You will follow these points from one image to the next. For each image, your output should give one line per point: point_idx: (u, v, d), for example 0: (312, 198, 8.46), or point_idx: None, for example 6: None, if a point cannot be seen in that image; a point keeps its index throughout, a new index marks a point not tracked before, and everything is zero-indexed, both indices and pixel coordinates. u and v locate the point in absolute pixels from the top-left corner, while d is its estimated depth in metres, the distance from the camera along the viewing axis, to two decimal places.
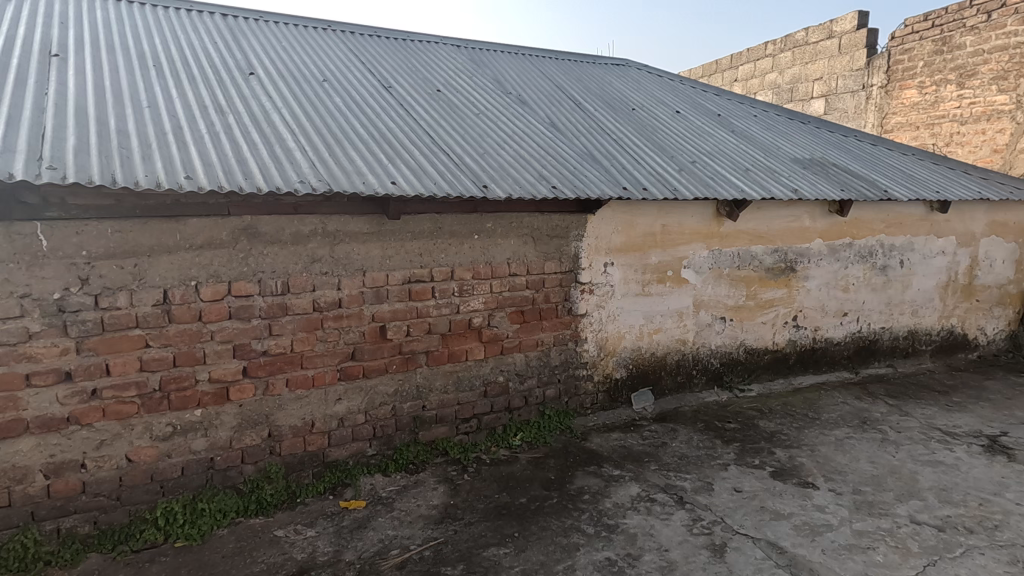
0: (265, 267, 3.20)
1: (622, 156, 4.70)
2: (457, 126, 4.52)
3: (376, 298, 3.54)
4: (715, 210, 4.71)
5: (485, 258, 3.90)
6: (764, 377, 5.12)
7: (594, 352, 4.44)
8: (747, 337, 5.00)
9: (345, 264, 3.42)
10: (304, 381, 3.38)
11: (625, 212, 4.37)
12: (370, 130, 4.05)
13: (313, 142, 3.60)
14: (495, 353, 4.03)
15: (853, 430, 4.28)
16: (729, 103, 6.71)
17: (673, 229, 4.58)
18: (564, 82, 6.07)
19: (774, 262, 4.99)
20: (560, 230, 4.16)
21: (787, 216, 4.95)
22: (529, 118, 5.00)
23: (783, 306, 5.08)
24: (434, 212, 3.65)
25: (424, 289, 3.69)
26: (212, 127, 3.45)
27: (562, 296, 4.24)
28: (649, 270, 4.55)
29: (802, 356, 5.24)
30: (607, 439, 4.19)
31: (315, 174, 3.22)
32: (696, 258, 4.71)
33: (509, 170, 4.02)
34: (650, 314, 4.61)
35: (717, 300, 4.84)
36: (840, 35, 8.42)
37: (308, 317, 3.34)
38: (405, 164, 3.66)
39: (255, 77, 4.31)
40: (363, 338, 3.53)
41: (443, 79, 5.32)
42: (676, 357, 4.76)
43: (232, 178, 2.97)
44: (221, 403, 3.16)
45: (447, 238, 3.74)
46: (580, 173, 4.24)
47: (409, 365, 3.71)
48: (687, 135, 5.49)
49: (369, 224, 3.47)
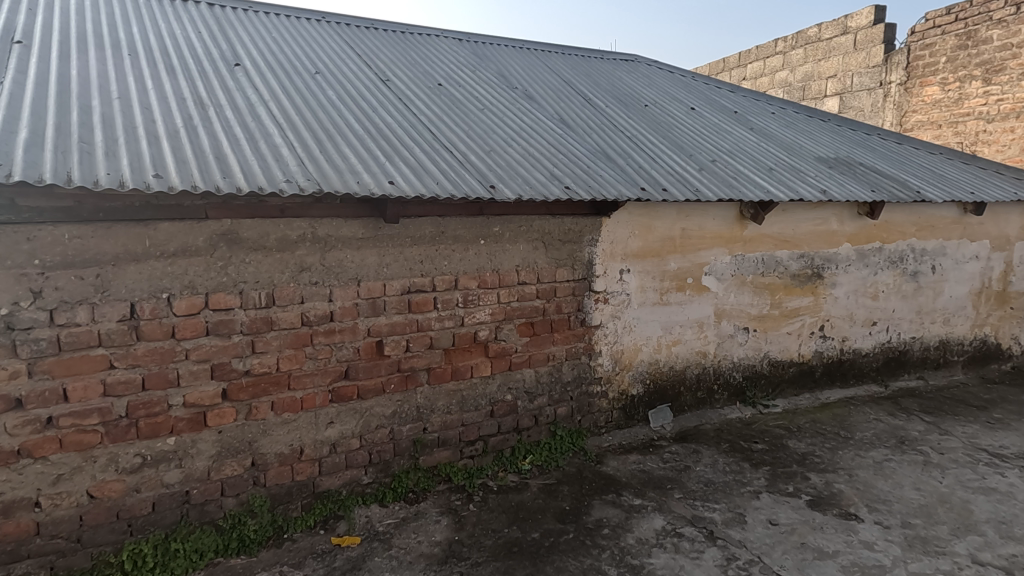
0: (247, 276, 2.85)
1: (638, 154, 4.36)
2: (460, 122, 4.19)
3: (372, 310, 3.19)
4: (738, 212, 4.38)
5: (492, 266, 3.55)
6: (788, 392, 4.78)
7: (609, 367, 4.09)
8: (772, 349, 4.66)
9: (338, 273, 3.08)
10: (292, 403, 3.03)
11: (643, 215, 4.04)
12: (366, 125, 3.71)
13: (303, 137, 3.27)
14: (503, 369, 3.68)
15: (891, 451, 3.95)
16: (745, 100, 6.38)
17: (693, 232, 4.25)
18: (572, 77, 5.73)
19: (800, 268, 4.65)
20: (572, 234, 3.82)
21: (814, 218, 4.62)
22: (537, 114, 4.66)
23: (809, 315, 4.74)
24: (436, 214, 3.30)
25: (425, 300, 3.34)
26: (189, 120, 3.10)
27: (574, 306, 3.90)
28: (668, 278, 4.21)
29: (829, 369, 4.90)
30: (624, 462, 3.84)
31: (303, 172, 2.88)
32: (718, 263, 4.37)
33: (517, 169, 3.68)
34: (668, 325, 4.27)
35: (740, 309, 4.50)
36: (855, 31, 8.10)
37: (297, 332, 3.00)
38: (404, 162, 3.33)
39: (241, 68, 3.97)
40: (358, 355, 3.18)
41: (444, 73, 4.98)
42: (696, 371, 4.42)
43: (209, 177, 2.63)
44: (197, 430, 2.82)
45: (451, 243, 3.39)
46: (593, 172, 3.90)
47: (409, 384, 3.36)
48: (705, 132, 5.16)
49: (364, 228, 3.12)
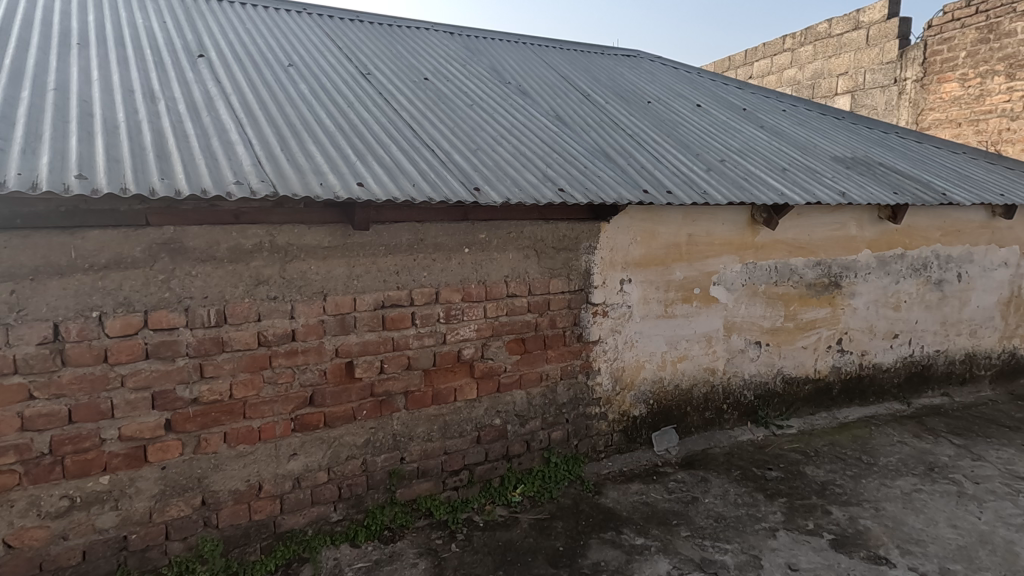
0: (193, 291, 2.51)
1: (640, 154, 4.01)
2: (446, 118, 3.83)
3: (341, 328, 2.84)
4: (750, 217, 4.02)
5: (478, 277, 3.20)
6: (804, 411, 4.41)
7: (609, 386, 3.74)
8: (786, 364, 4.30)
9: (301, 286, 2.73)
10: (248, 434, 2.68)
11: (646, 219, 3.69)
12: (339, 121, 3.36)
13: (265, 134, 2.92)
14: (491, 391, 3.33)
15: (920, 479, 3.57)
16: (754, 97, 6.02)
17: (700, 239, 3.90)
18: (570, 73, 5.38)
19: (817, 277, 4.29)
20: (568, 241, 3.47)
21: (831, 223, 4.26)
22: (531, 111, 4.31)
23: (826, 328, 4.37)
24: (414, 220, 2.96)
25: (401, 315, 2.99)
26: (133, 113, 2.75)
27: (570, 320, 3.54)
28: (673, 288, 3.86)
29: (847, 386, 4.53)
30: (625, 492, 3.48)
31: (259, 173, 2.54)
32: (727, 272, 4.02)
33: (506, 169, 3.33)
34: (674, 339, 3.91)
35: (752, 322, 4.14)
36: (868, 25, 7.74)
37: (253, 354, 2.65)
38: (378, 162, 2.98)
39: (205, 59, 3.61)
40: (324, 378, 2.83)
41: (432, 67, 4.63)
42: (704, 390, 4.06)
43: (143, 178, 2.28)
44: (135, 467, 2.46)
45: (431, 252, 3.04)
46: (591, 172, 3.55)
47: (383, 410, 3.01)
48: (712, 130, 4.80)
49: (331, 236, 2.77)
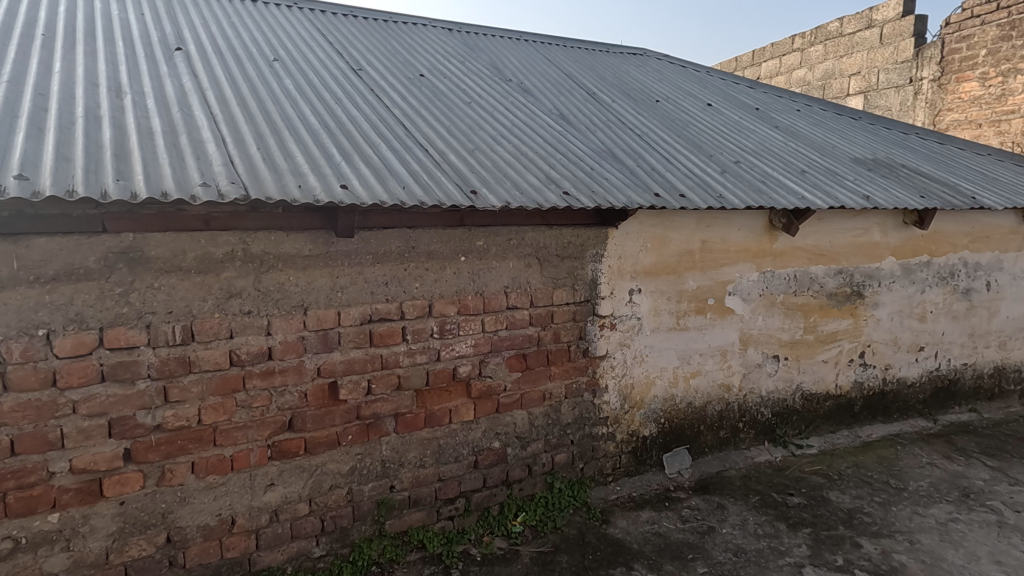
0: (156, 305, 2.24)
1: (650, 155, 3.75)
2: (442, 116, 3.58)
3: (323, 345, 2.58)
4: (767, 222, 3.76)
5: (475, 287, 2.94)
6: (824, 429, 4.13)
7: (617, 405, 3.47)
8: (805, 380, 4.03)
9: (278, 299, 2.47)
10: (219, 464, 2.42)
11: (657, 225, 3.43)
12: (325, 118, 3.10)
13: (241, 132, 2.66)
14: (489, 412, 3.06)
15: (955, 507, 3.29)
16: (767, 97, 5.75)
17: (715, 245, 3.63)
18: (574, 71, 5.12)
19: (838, 287, 4.02)
20: (573, 248, 3.21)
21: (853, 229, 3.99)
22: (532, 109, 4.05)
23: (848, 341, 4.10)
24: (405, 226, 2.70)
25: (391, 330, 2.73)
26: (95, 107, 2.50)
27: (575, 333, 3.28)
28: (686, 299, 3.60)
29: (870, 402, 4.25)
30: (634, 521, 3.21)
31: (230, 173, 2.28)
32: (743, 281, 3.75)
33: (505, 170, 3.07)
34: (686, 354, 3.65)
35: (770, 334, 3.87)
36: (881, 24, 7.48)
37: (224, 374, 2.38)
38: (365, 162, 2.72)
39: (182, 52, 3.36)
40: (304, 401, 2.57)
41: (428, 63, 4.37)
42: (718, 408, 3.79)
43: (96, 179, 2.02)
44: (89, 503, 2.20)
45: (424, 261, 2.78)
46: (598, 174, 3.29)
47: (371, 434, 2.74)
48: (725, 131, 4.53)
49: (312, 243, 2.51)
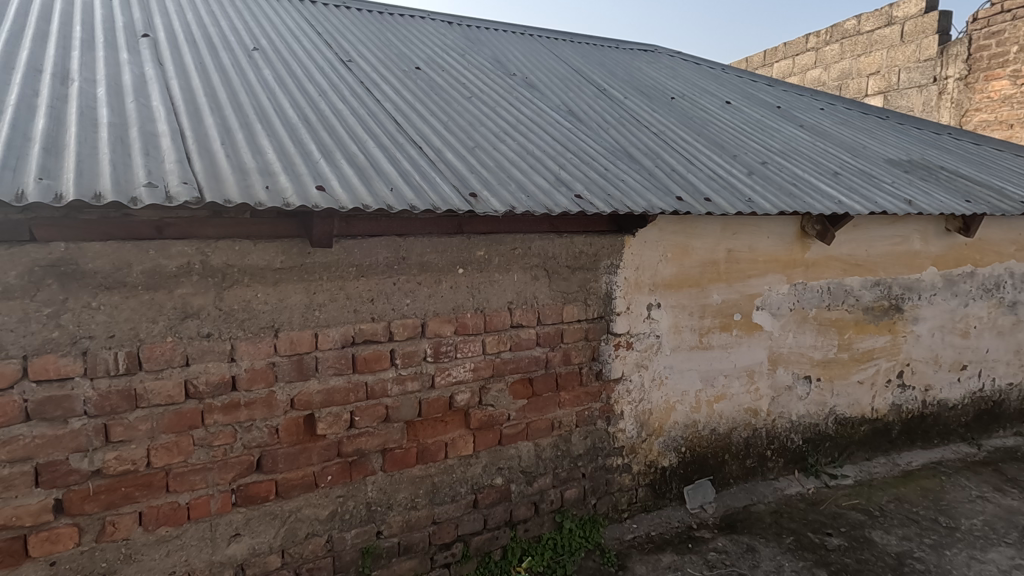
0: (94, 328, 1.88)
1: (669, 155, 3.39)
2: (439, 111, 3.23)
3: (298, 372, 2.22)
4: (799, 229, 3.40)
5: (475, 303, 2.58)
6: (859, 457, 3.75)
7: (633, 433, 3.11)
8: (839, 403, 3.66)
9: (243, 320, 2.11)
10: (172, 513, 2.05)
11: (678, 232, 3.07)
12: (306, 112, 2.75)
13: (205, 124, 2.31)
14: (491, 444, 2.69)
15: (1017, 552, 2.93)
16: (788, 95, 5.39)
17: (742, 255, 3.27)
18: (583, 66, 4.77)
19: (875, 300, 3.66)
20: (585, 259, 2.85)
21: (892, 236, 3.63)
22: (538, 104, 3.70)
23: (886, 359, 3.73)
24: (395, 233, 2.34)
25: (377, 354, 2.37)
26: (32, 96, 2.15)
27: (587, 354, 2.92)
28: (709, 314, 3.23)
29: (908, 426, 3.87)
30: (655, 567, 2.84)
31: (184, 171, 1.92)
32: (773, 294, 3.39)
33: (509, 170, 2.72)
34: (709, 376, 3.28)
35: (801, 353, 3.51)
36: (902, 21, 7.15)
37: (178, 409, 2.02)
38: (348, 160, 2.37)
39: (149, 38, 3.00)
40: (276, 438, 2.21)
41: (426, 56, 4.02)
42: (745, 434, 3.43)
43: (13, 178, 1.67)
44: (12, 565, 1.84)
45: (416, 274, 2.42)
46: (613, 175, 2.94)
47: (354, 474, 2.38)
48: (748, 129, 4.17)
49: (285, 254, 2.16)
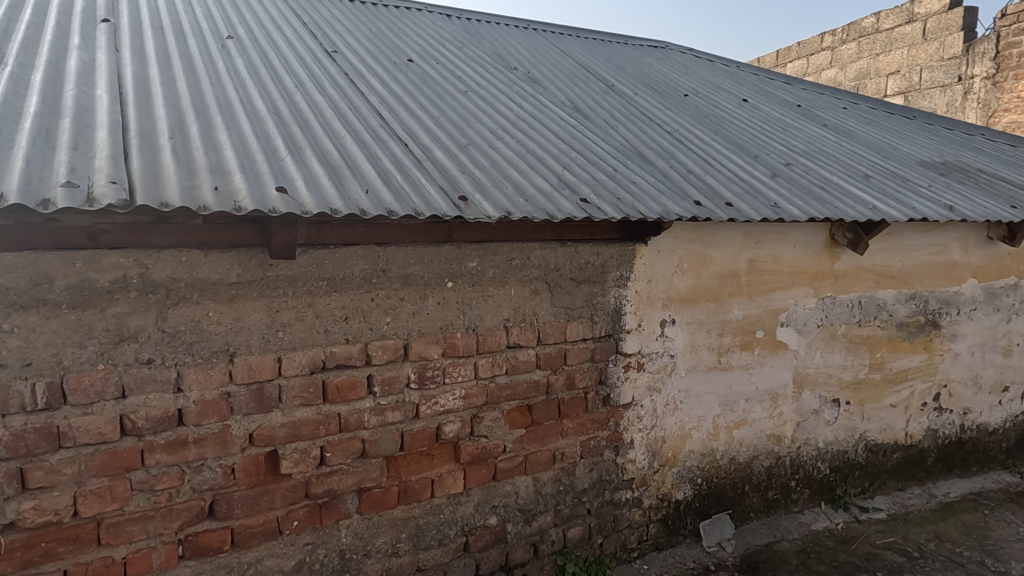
0: (6, 355, 1.58)
1: (684, 155, 3.07)
2: (430, 105, 2.92)
3: (258, 404, 1.92)
4: (828, 238, 3.08)
5: (466, 321, 2.27)
6: (892, 487, 3.42)
7: (644, 463, 2.79)
8: (870, 428, 3.33)
9: (192, 344, 1.81)
10: (105, 570, 1.75)
11: (696, 241, 2.75)
12: (278, 104, 2.45)
13: (155, 115, 2.01)
14: (484, 480, 2.38)
15: None
16: (807, 94, 5.06)
17: (765, 266, 2.95)
18: (589, 62, 4.46)
19: (910, 315, 3.33)
20: (592, 270, 2.54)
21: (929, 245, 3.30)
22: (541, 100, 3.39)
23: (921, 381, 3.40)
24: (372, 242, 2.03)
25: (352, 381, 2.06)
26: None
27: (594, 377, 2.60)
28: (729, 331, 2.92)
29: (944, 453, 3.55)
30: None
31: (116, 168, 1.62)
32: (799, 309, 3.07)
33: (506, 170, 2.41)
34: (729, 400, 2.96)
35: (829, 374, 3.18)
36: (924, 18, 6.85)
37: (112, 449, 1.72)
38: (320, 159, 2.07)
39: (110, 22, 2.70)
40: (231, 479, 1.90)
41: (419, 49, 3.71)
42: (767, 464, 3.10)
43: None
44: None
45: (399, 288, 2.12)
46: (623, 176, 2.62)
47: (324, 518, 2.07)
48: (768, 129, 3.85)
49: (241, 267, 1.85)
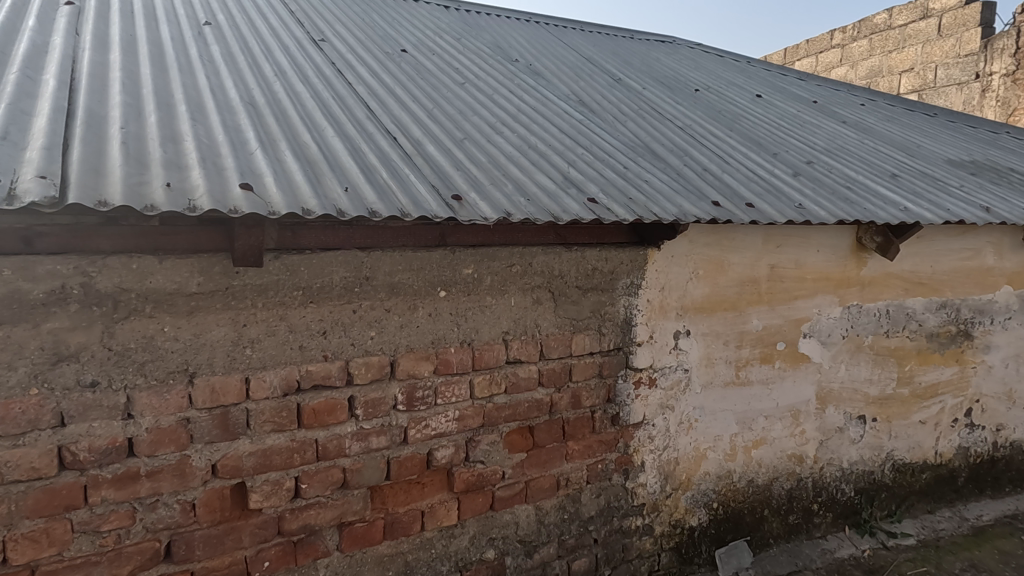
0: None
1: (699, 152, 2.84)
2: (424, 97, 2.69)
3: (222, 431, 1.68)
4: (855, 242, 2.85)
5: (461, 334, 2.04)
6: (920, 509, 3.18)
7: (656, 488, 2.55)
8: (898, 446, 3.09)
9: (144, 363, 1.58)
10: None
11: (712, 244, 2.52)
12: (254, 92, 2.21)
13: (109, 103, 1.78)
14: (480, 510, 2.15)
15: None
16: (823, 90, 4.83)
17: (787, 272, 2.72)
18: (594, 55, 4.22)
19: (941, 325, 3.09)
20: (600, 277, 2.30)
21: (962, 250, 3.07)
22: (543, 93, 3.16)
23: (952, 396, 3.17)
24: (355, 246, 1.80)
25: (331, 403, 1.83)
26: None
27: (602, 395, 2.37)
28: (748, 343, 2.68)
29: (976, 473, 3.32)
30: None
31: (49, 160, 1.39)
32: (823, 319, 2.83)
33: (506, 167, 2.18)
34: (747, 418, 2.73)
35: (854, 389, 2.95)
36: (939, 14, 6.62)
37: (48, 485, 1.49)
38: (295, 153, 1.84)
39: (73, 5, 2.46)
40: (191, 517, 1.67)
41: (414, 39, 3.48)
42: (788, 486, 2.87)
43: None
44: None
45: (385, 299, 1.89)
46: (634, 174, 2.39)
47: (300, 558, 1.83)
48: (785, 125, 3.62)
49: (203, 275, 1.62)
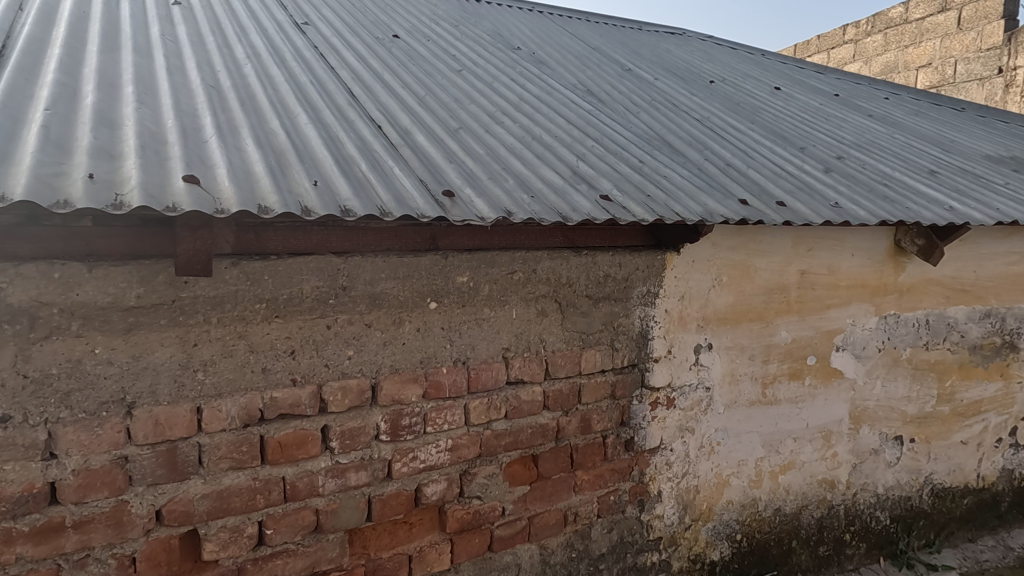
0: None
1: (720, 145, 2.57)
2: (415, 83, 2.42)
3: (168, 470, 1.42)
4: (893, 245, 2.57)
5: (454, 352, 1.77)
6: (960, 537, 2.91)
7: (674, 519, 2.27)
8: (937, 469, 2.82)
9: (70, 393, 1.31)
10: None
11: (737, 248, 2.25)
12: (220, 75, 1.95)
13: (39, 83, 1.52)
14: (476, 552, 1.87)
15: None
16: (843, 83, 4.55)
17: (819, 278, 2.45)
18: (602, 45, 3.95)
19: (985, 336, 2.82)
20: (613, 285, 2.03)
21: (1008, 254, 2.80)
22: (548, 82, 2.89)
23: (996, 413, 2.90)
24: (329, 250, 1.53)
25: (301, 435, 1.56)
26: None
27: (615, 418, 2.10)
28: (776, 358, 2.41)
29: (1019, 496, 3.05)
30: None
31: None
32: (857, 330, 2.56)
33: (506, 159, 1.91)
34: (775, 440, 2.46)
35: (890, 407, 2.67)
36: (959, 6, 6.33)
37: None
38: (260, 143, 1.57)
39: None
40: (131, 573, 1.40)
41: (408, 25, 3.22)
42: (818, 514, 2.59)
43: None
44: None
45: (366, 313, 1.62)
46: (651, 169, 2.12)
47: None
48: (809, 118, 3.35)
49: (143, 286, 1.36)
